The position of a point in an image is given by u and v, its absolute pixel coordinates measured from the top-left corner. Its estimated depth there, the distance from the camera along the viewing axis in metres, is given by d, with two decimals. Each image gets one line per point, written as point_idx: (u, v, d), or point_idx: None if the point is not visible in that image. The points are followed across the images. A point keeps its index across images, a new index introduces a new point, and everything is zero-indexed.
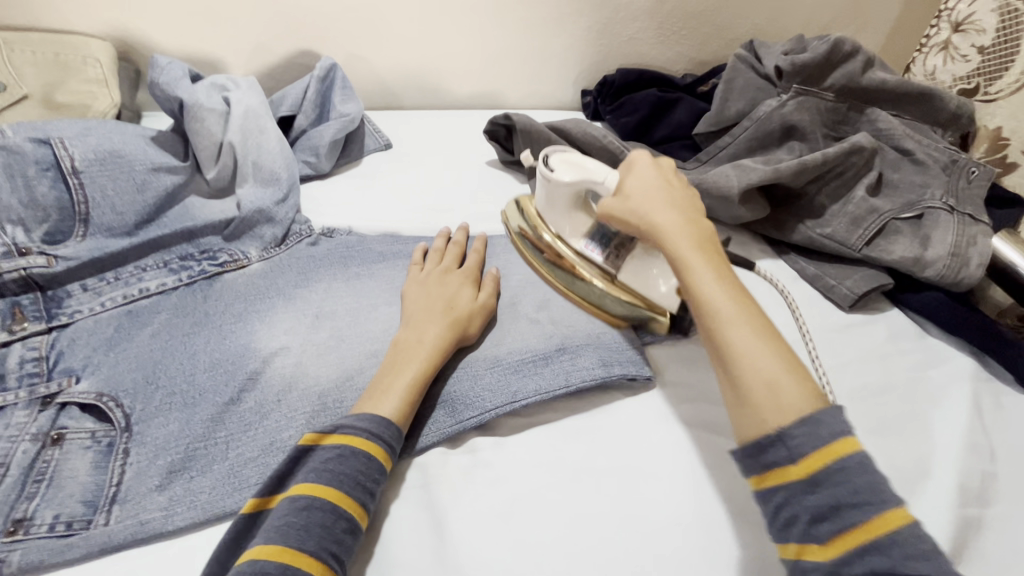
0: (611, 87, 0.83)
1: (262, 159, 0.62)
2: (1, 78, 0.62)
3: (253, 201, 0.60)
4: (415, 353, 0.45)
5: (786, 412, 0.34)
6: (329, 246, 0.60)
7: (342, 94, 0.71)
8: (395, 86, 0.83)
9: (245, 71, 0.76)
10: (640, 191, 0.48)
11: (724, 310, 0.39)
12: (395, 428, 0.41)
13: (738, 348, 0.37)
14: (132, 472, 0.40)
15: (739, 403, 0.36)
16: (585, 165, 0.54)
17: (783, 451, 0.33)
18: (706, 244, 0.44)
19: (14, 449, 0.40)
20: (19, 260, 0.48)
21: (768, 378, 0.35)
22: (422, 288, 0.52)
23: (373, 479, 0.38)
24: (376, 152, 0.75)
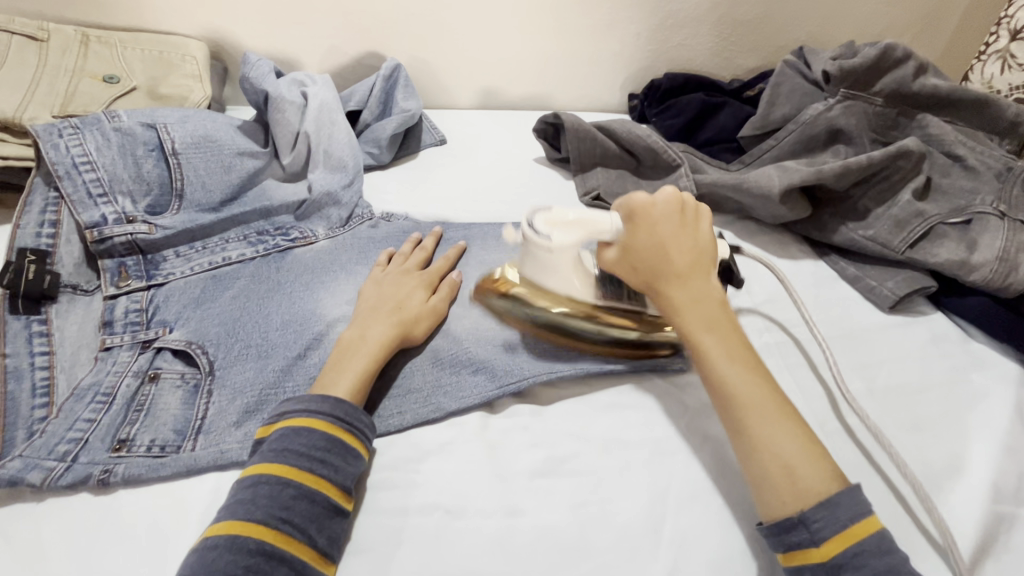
0: (658, 90, 0.87)
1: (332, 148, 0.69)
2: (117, 73, 0.71)
3: (323, 185, 0.66)
4: (358, 350, 0.47)
5: (806, 499, 0.37)
6: (388, 229, 0.65)
7: (404, 92, 0.77)
8: (452, 87, 0.89)
9: (318, 70, 0.84)
10: (652, 248, 0.47)
11: (741, 394, 0.41)
12: (337, 400, 0.43)
13: (755, 433, 0.39)
14: (215, 408, 0.46)
15: (758, 483, 0.39)
16: (585, 219, 0.49)
17: (805, 533, 0.36)
18: (717, 307, 0.45)
19: (120, 383, 0.46)
20: (127, 226, 0.55)
21: (783, 460, 0.38)
22: (376, 287, 0.54)
23: (319, 449, 0.40)
24: (432, 147, 0.80)
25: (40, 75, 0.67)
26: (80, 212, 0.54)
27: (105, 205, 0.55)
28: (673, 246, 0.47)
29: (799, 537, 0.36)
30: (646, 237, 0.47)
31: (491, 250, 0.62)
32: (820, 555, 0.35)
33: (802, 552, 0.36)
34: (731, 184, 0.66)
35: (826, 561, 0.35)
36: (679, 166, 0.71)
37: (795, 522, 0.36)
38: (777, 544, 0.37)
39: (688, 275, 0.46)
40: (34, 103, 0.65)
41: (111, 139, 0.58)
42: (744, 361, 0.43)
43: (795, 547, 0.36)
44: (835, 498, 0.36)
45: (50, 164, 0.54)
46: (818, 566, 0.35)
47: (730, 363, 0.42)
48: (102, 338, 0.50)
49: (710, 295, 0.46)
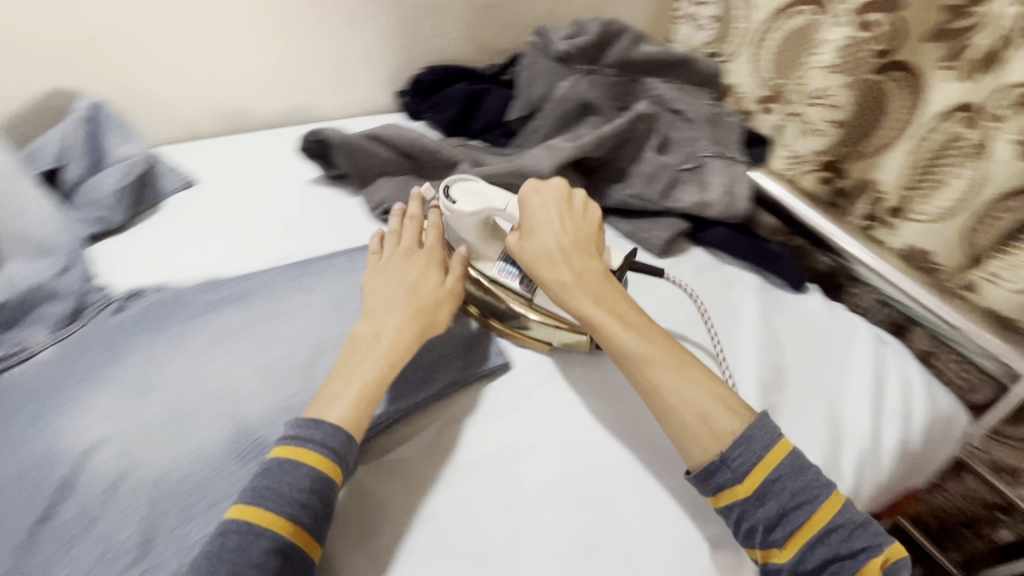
0: (422, 85, 0.84)
1: (27, 229, 0.53)
2: None
3: (28, 278, 0.51)
4: (368, 351, 0.46)
5: (722, 439, 0.42)
6: (141, 307, 0.53)
7: (117, 133, 0.63)
8: (188, 115, 0.75)
9: None
10: (533, 241, 0.52)
11: (648, 356, 0.46)
12: (341, 430, 0.42)
13: (666, 388, 0.44)
14: None
15: (681, 438, 0.43)
16: (484, 193, 0.55)
17: (729, 473, 0.41)
18: (603, 285, 0.50)
19: None
20: None
21: (697, 410, 0.43)
22: (371, 283, 0.52)
23: (301, 490, 0.39)
24: (180, 192, 0.68)
25: None
26: None
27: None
28: (552, 238, 0.51)
29: (723, 477, 0.41)
30: (529, 224, 0.53)
31: (281, 299, 0.54)
32: (746, 489, 0.41)
33: (730, 491, 0.41)
34: (509, 171, 0.67)
35: (752, 494, 0.40)
36: (459, 163, 0.71)
37: (717, 465, 0.41)
38: (707, 490, 0.42)
39: (563, 264, 0.50)
40: None
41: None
42: (638, 324, 0.48)
43: (724, 488, 0.41)
44: (748, 432, 0.42)
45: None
46: (746, 501, 0.41)
47: (625, 331, 0.47)
48: None
49: (596, 272, 0.50)
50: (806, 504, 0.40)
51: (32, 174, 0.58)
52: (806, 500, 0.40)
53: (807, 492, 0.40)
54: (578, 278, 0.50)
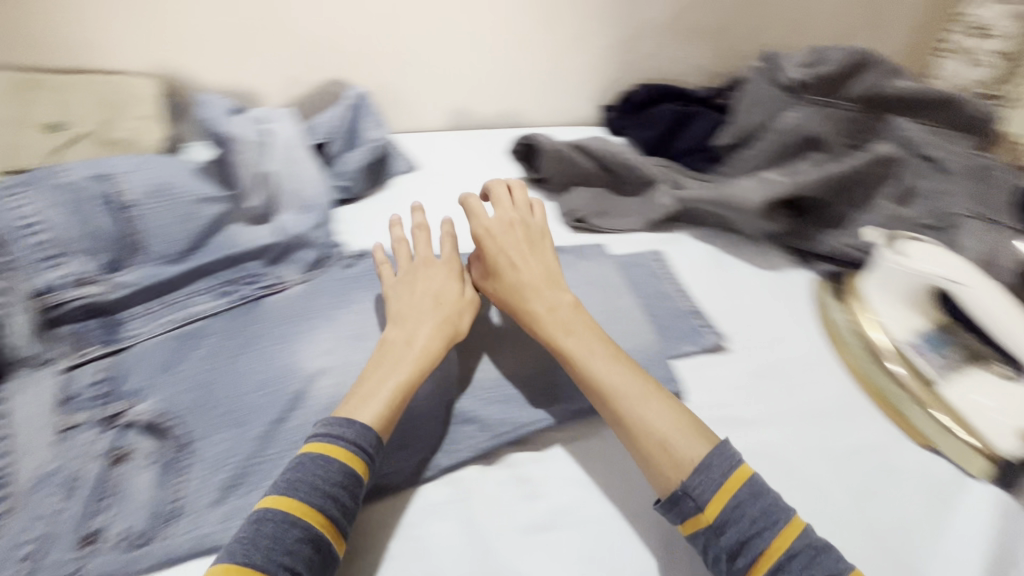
0: (632, 103, 0.86)
1: (300, 186, 0.65)
2: (63, 118, 0.67)
3: (294, 225, 0.63)
4: (403, 357, 0.46)
5: (683, 469, 0.40)
6: (361, 267, 0.62)
7: (372, 122, 0.74)
8: (422, 109, 0.86)
9: (281, 100, 0.81)
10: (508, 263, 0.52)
11: (626, 389, 0.45)
12: (376, 434, 0.42)
13: (632, 420, 0.43)
14: (193, 486, 0.43)
15: (644, 462, 0.43)
16: (947, 263, 0.50)
17: (691, 502, 0.40)
18: (570, 312, 0.50)
19: (85, 466, 0.44)
20: (84, 289, 0.53)
21: (660, 437, 0.42)
22: (499, 244, 0.53)
23: (330, 484, 0.39)
24: (404, 174, 0.78)
25: None
26: (30, 279, 0.51)
27: (56, 268, 0.52)
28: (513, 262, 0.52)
29: (685, 507, 0.40)
30: (493, 244, 0.53)
31: None
32: (709, 517, 0.39)
33: (695, 519, 0.39)
34: (712, 199, 0.64)
35: (712, 524, 0.38)
36: (658, 183, 0.70)
37: (680, 495, 0.40)
38: (676, 518, 0.40)
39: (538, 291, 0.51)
40: None
41: (60, 194, 0.54)
42: (623, 355, 0.48)
43: (688, 515, 0.40)
44: (707, 459, 0.40)
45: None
46: (707, 530, 0.39)
47: (594, 358, 0.46)
48: (63, 417, 0.47)
49: (567, 303, 0.50)
50: (766, 530, 0.37)
51: (309, 144, 0.69)
52: (767, 530, 0.37)
53: (767, 517, 0.38)
54: (552, 309, 0.49)
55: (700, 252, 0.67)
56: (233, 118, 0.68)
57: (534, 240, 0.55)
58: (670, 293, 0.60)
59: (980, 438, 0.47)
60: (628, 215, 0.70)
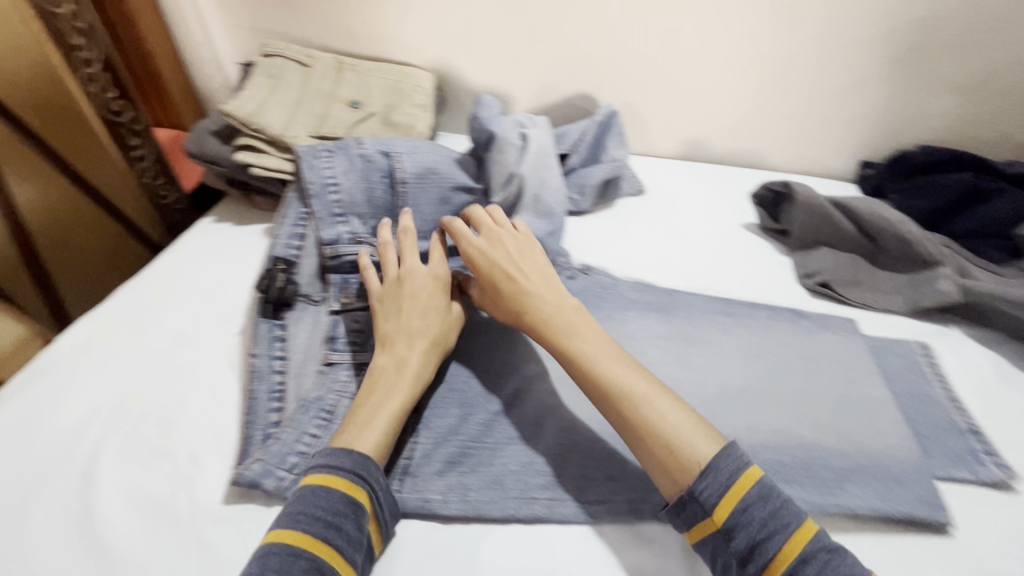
0: (907, 164, 0.75)
1: (543, 193, 0.68)
2: (361, 98, 0.77)
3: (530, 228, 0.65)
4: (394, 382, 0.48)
5: (692, 473, 0.41)
6: (583, 282, 0.62)
7: (615, 140, 0.76)
8: (658, 134, 0.85)
9: (528, 105, 0.86)
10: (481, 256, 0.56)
11: (638, 388, 0.45)
12: (362, 457, 0.43)
13: (650, 425, 0.43)
14: (421, 452, 0.49)
15: (651, 465, 0.43)
16: None
17: (697, 506, 0.40)
18: (571, 312, 0.52)
19: (341, 403, 0.50)
20: (357, 247, 0.60)
21: (665, 439, 0.42)
22: (490, 257, 0.56)
23: (335, 514, 0.40)
24: (629, 197, 0.77)
25: (303, 96, 0.74)
26: (324, 229, 0.59)
27: (343, 224, 0.60)
28: (491, 265, 0.55)
29: (692, 510, 0.41)
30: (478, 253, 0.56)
31: (699, 327, 0.57)
32: (717, 520, 0.40)
33: (704, 524, 0.40)
34: (1016, 299, 0.55)
35: (720, 528, 0.39)
36: (938, 264, 0.60)
37: (687, 497, 0.41)
38: (681, 523, 0.42)
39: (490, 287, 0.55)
40: (296, 123, 0.71)
41: (358, 163, 0.63)
42: (620, 355, 0.48)
43: (693, 519, 0.41)
44: (714, 462, 0.40)
45: (307, 182, 0.61)
46: (716, 535, 0.40)
47: (605, 361, 0.47)
48: (326, 353, 0.53)
49: (570, 305, 0.52)
50: (775, 535, 0.38)
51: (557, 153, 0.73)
52: (778, 533, 0.38)
53: (778, 521, 0.38)
54: (556, 309, 0.51)
55: (979, 359, 0.56)
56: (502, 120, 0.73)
57: (524, 249, 0.57)
58: (937, 400, 0.52)
59: None
60: (888, 292, 0.61)
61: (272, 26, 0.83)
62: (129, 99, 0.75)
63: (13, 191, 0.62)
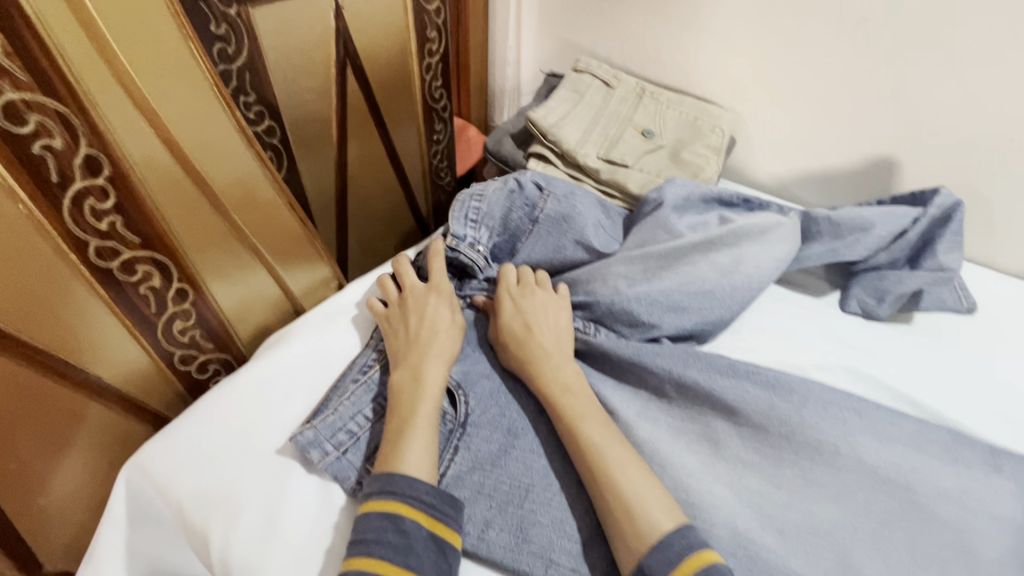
0: None
1: (693, 280, 0.59)
2: (654, 128, 0.74)
3: (636, 300, 0.57)
4: (422, 395, 0.48)
5: (645, 546, 0.39)
6: (711, 361, 0.51)
7: (947, 243, 0.59)
8: (1008, 242, 0.66)
9: (832, 168, 0.74)
10: (520, 309, 0.55)
11: (639, 487, 0.42)
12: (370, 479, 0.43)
13: (650, 522, 0.40)
14: (457, 475, 0.47)
15: (617, 534, 0.41)
16: None
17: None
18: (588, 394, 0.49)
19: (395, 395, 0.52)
20: (475, 254, 0.60)
21: (683, 542, 0.39)
22: (517, 308, 0.55)
23: (374, 531, 0.40)
24: (952, 313, 0.61)
25: (599, 116, 0.74)
26: (453, 225, 0.60)
27: (469, 229, 0.61)
28: (525, 322, 0.54)
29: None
30: (514, 306, 0.55)
31: None
32: None
33: None
34: None
35: None
36: None
37: None
38: None
39: (516, 343, 0.53)
40: (588, 142, 0.71)
41: (509, 180, 0.64)
42: (629, 451, 0.45)
43: None
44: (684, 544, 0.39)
45: (452, 209, 0.61)
46: None
47: (618, 449, 0.44)
48: None
49: (580, 382, 0.50)
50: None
51: (774, 239, 0.62)
52: None
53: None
54: (578, 389, 0.49)
55: None
56: (690, 192, 0.65)
57: (553, 305, 0.57)
58: None
59: None
60: None
61: (585, 41, 0.85)
62: (447, 89, 0.84)
63: (347, 151, 0.71)
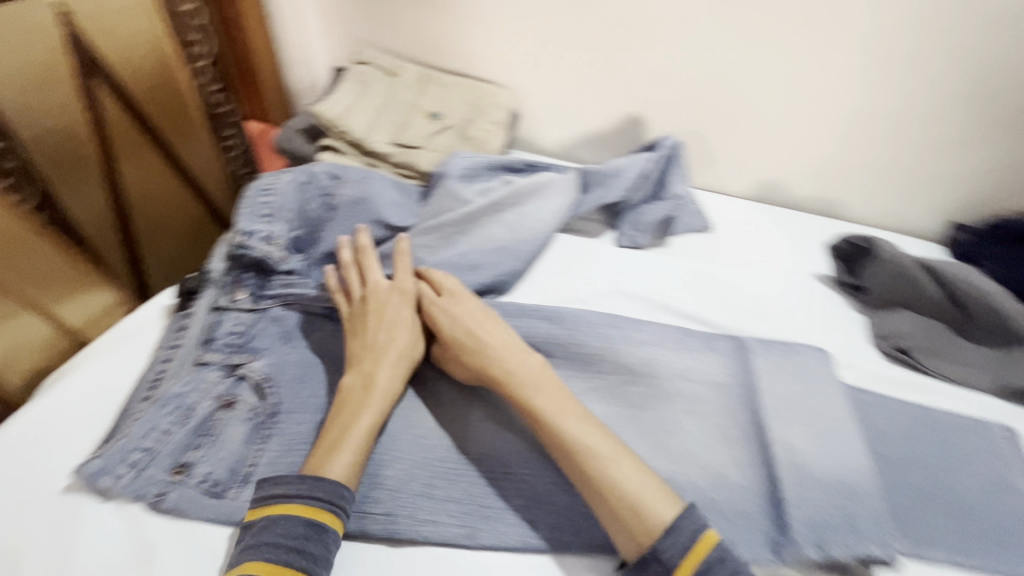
0: (1010, 231, 0.68)
1: (479, 241, 0.64)
2: (440, 109, 0.80)
3: (428, 269, 0.61)
4: (365, 400, 0.49)
5: (654, 534, 0.40)
6: (501, 309, 0.57)
7: (677, 175, 0.73)
8: (729, 169, 0.82)
9: (597, 128, 0.85)
10: (495, 330, 0.52)
11: (602, 449, 0.44)
12: (298, 479, 0.43)
13: (609, 484, 0.43)
14: (272, 461, 0.48)
15: (618, 526, 0.42)
16: None
17: (659, 567, 0.40)
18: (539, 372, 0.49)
19: (201, 401, 0.51)
20: (267, 246, 0.60)
21: (632, 503, 0.42)
22: (455, 316, 0.54)
23: (293, 538, 0.41)
24: (694, 232, 0.75)
25: (386, 104, 0.78)
26: (246, 221, 0.61)
27: (262, 223, 0.61)
28: (483, 335, 0.52)
29: (654, 571, 0.40)
30: (446, 310, 0.54)
31: None
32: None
33: None
34: None
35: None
36: None
37: (648, 557, 0.40)
38: None
39: (477, 357, 0.51)
40: (377, 129, 0.75)
41: (305, 171, 0.65)
42: (578, 416, 0.46)
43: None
44: (676, 523, 0.40)
45: (242, 205, 0.62)
46: None
47: (568, 419, 0.46)
48: (201, 353, 0.55)
49: (533, 366, 0.50)
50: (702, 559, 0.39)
51: (546, 195, 0.70)
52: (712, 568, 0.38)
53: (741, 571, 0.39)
54: (518, 366, 0.50)
55: None
56: (470, 163, 0.71)
57: (486, 312, 0.54)
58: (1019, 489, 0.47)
59: None
60: (972, 367, 0.57)
61: (366, 33, 0.87)
62: None
63: (126, 175, 0.68)
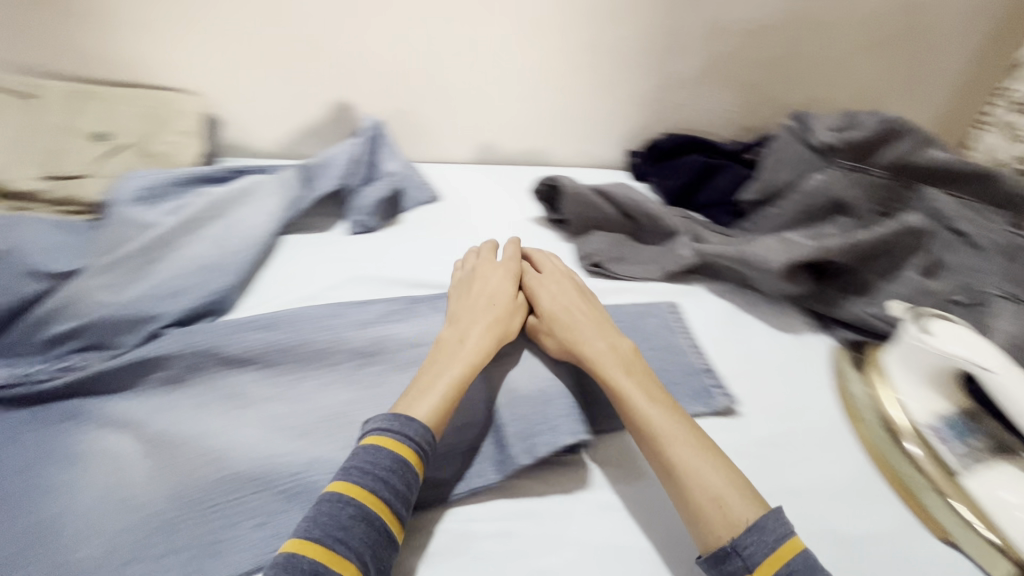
0: (659, 150, 0.85)
1: (174, 265, 0.58)
2: (107, 127, 0.69)
3: (115, 309, 0.53)
4: (453, 352, 0.49)
5: (735, 528, 0.38)
6: (209, 330, 0.52)
7: (388, 153, 0.76)
8: (447, 139, 0.87)
9: (307, 121, 0.82)
10: (539, 287, 0.57)
11: (668, 432, 0.43)
12: (423, 426, 0.42)
13: (682, 466, 0.41)
14: None
15: (692, 520, 0.40)
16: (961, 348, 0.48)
17: (739, 561, 0.36)
18: (629, 355, 0.50)
19: None
20: None
21: (713, 493, 0.39)
22: (551, 292, 0.56)
23: (394, 472, 0.39)
24: (422, 205, 0.78)
25: (27, 134, 0.66)
26: None
27: None
28: (546, 302, 0.55)
29: (733, 567, 0.37)
30: (553, 283, 0.57)
31: None
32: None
33: None
34: (730, 256, 0.64)
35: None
36: (678, 234, 0.71)
37: (726, 551, 0.37)
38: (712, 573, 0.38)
39: (549, 332, 0.52)
40: (18, 164, 0.64)
41: None
42: (657, 397, 0.46)
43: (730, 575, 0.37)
44: (761, 522, 0.37)
45: None
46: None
47: (648, 403, 0.45)
48: None
49: (627, 348, 0.51)
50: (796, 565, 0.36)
51: (253, 198, 0.66)
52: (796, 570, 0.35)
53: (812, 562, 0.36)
54: (612, 349, 0.50)
55: (713, 309, 0.66)
56: (151, 184, 0.63)
57: (583, 287, 0.59)
58: (683, 348, 0.58)
59: (1003, 536, 0.43)
60: (647, 264, 0.69)
61: None
62: None
63: None
